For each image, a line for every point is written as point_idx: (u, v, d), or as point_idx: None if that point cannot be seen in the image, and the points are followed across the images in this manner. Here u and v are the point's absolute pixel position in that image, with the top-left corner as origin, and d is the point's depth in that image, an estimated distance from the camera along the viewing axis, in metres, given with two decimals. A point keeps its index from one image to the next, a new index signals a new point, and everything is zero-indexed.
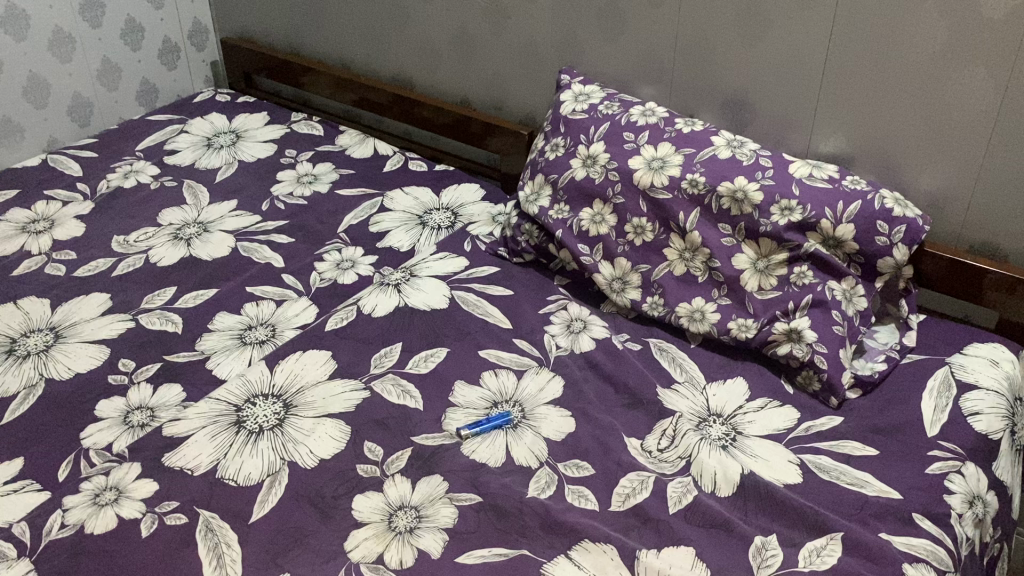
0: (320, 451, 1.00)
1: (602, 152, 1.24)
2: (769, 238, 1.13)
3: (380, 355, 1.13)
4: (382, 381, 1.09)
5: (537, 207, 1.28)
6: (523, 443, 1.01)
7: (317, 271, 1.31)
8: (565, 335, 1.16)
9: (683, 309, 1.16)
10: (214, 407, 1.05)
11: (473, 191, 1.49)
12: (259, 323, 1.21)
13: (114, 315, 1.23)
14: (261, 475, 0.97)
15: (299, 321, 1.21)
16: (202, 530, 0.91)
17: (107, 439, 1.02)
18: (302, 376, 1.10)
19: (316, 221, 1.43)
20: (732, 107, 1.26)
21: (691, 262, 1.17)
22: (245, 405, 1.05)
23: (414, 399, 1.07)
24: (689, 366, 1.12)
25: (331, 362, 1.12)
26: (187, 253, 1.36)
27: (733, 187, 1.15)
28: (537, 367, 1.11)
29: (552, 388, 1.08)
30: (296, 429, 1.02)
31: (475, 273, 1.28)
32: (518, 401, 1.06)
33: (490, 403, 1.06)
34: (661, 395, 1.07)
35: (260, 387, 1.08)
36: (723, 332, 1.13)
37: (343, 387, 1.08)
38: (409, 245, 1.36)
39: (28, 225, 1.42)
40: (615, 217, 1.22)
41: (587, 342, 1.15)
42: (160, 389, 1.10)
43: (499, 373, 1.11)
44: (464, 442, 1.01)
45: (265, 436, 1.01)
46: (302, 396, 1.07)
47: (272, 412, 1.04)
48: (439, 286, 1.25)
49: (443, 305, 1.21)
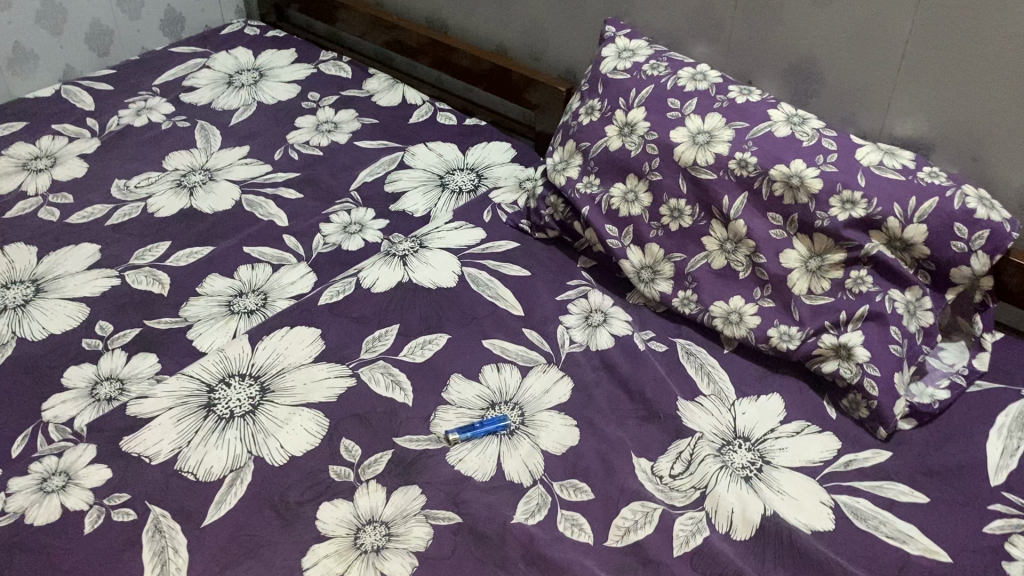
0: (291, 446, 0.90)
1: (642, 120, 1.09)
2: (825, 235, 0.97)
3: (373, 337, 1.02)
4: (370, 368, 0.98)
5: (564, 177, 1.14)
6: (517, 456, 0.89)
7: (321, 233, 1.20)
8: (582, 328, 1.04)
9: (718, 309, 1.02)
10: (186, 384, 0.96)
11: (503, 153, 1.36)
12: (251, 290, 1.11)
13: (100, 270, 1.14)
14: (223, 471, 0.87)
15: (294, 290, 1.11)
16: (150, 532, 0.82)
17: (69, 413, 0.95)
18: (284, 356, 0.99)
19: (329, 176, 1.31)
20: (796, 75, 1.09)
21: (732, 255, 1.02)
22: (218, 385, 0.95)
23: (404, 393, 0.96)
24: (719, 376, 0.98)
25: (319, 341, 1.01)
26: (188, 204, 1.26)
27: (788, 171, 0.99)
28: (545, 365, 0.99)
29: (558, 391, 0.96)
30: (269, 419, 0.92)
31: (492, 247, 1.15)
32: (518, 403, 0.95)
33: (486, 403, 0.95)
34: (681, 409, 0.94)
35: (238, 366, 0.98)
36: (762, 339, 0.99)
37: (328, 372, 0.98)
38: (425, 210, 1.24)
39: (29, 163, 1.34)
40: (650, 196, 1.07)
41: (606, 340, 1.02)
42: (135, 358, 1.01)
43: (502, 368, 0.99)
44: (451, 448, 0.90)
45: (234, 424, 0.92)
46: (281, 379, 0.96)
47: (246, 396, 0.95)
48: (450, 260, 1.13)
49: (450, 284, 1.09)
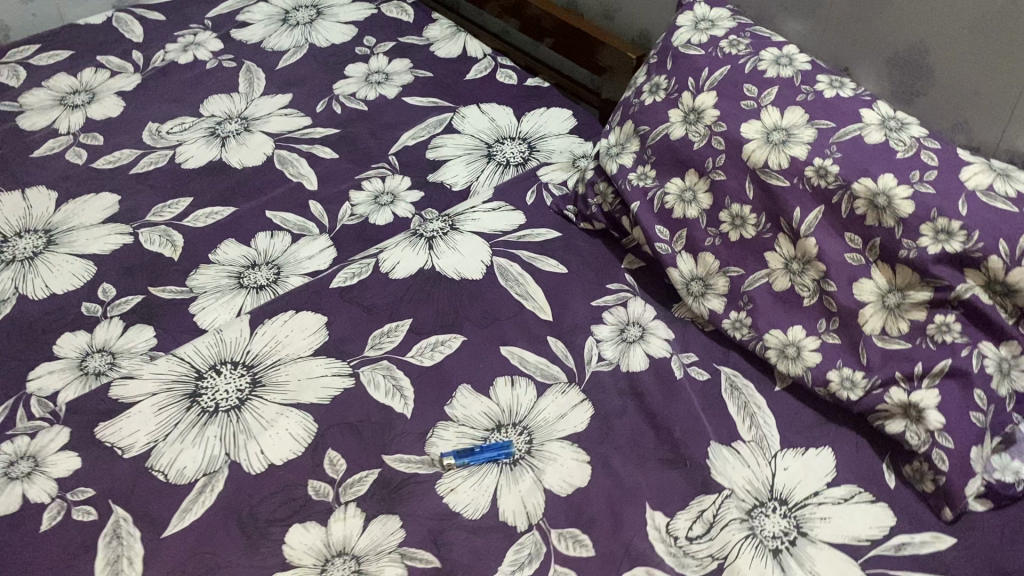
0: (272, 454, 0.82)
1: (710, 106, 0.94)
2: (909, 267, 0.81)
3: (383, 331, 0.93)
4: (372, 368, 0.89)
5: (617, 164, 1.00)
6: (516, 493, 0.79)
7: (350, 202, 1.11)
8: (614, 343, 0.92)
9: (773, 340, 0.88)
10: (174, 367, 0.89)
11: (561, 123, 1.22)
12: (265, 262, 1.03)
13: (115, 225, 1.08)
14: (196, 473, 0.80)
15: (309, 266, 1.02)
16: (108, 537, 0.76)
17: (54, 386, 0.89)
18: (284, 345, 0.91)
19: (369, 135, 1.21)
20: (901, 67, 0.91)
21: (797, 278, 0.88)
22: (207, 373, 0.88)
23: (403, 402, 0.86)
24: (763, 418, 0.85)
25: (322, 331, 0.92)
26: (218, 156, 1.18)
27: (874, 188, 0.83)
28: (566, 384, 0.88)
29: (574, 418, 0.85)
30: (254, 418, 0.85)
31: (529, 236, 1.03)
32: (527, 427, 0.84)
33: (492, 424, 0.84)
34: (712, 455, 0.81)
35: (232, 351, 0.90)
36: (819, 382, 0.85)
37: (325, 369, 0.89)
38: (465, 184, 1.13)
39: (67, 97, 1.29)
40: (709, 198, 0.93)
41: (639, 361, 0.90)
42: (132, 330, 0.95)
43: (516, 383, 0.88)
44: (444, 475, 0.80)
45: (217, 420, 0.84)
46: (275, 372, 0.88)
47: (234, 388, 0.87)
48: (481, 247, 1.01)
49: (475, 276, 0.98)
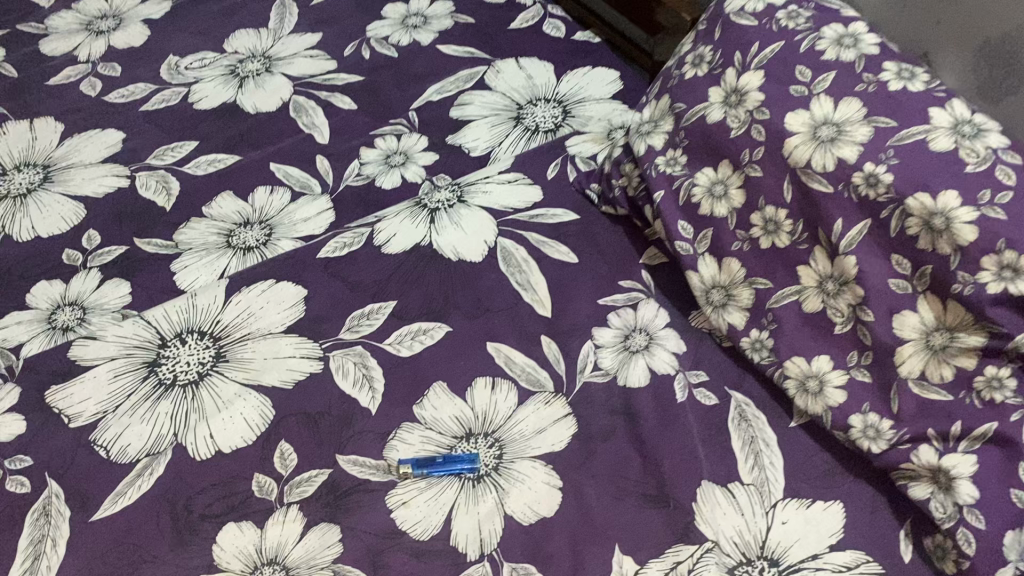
0: (221, 441, 0.76)
1: (755, 88, 0.79)
2: (963, 306, 0.66)
3: (363, 312, 0.85)
4: (343, 354, 0.81)
5: (646, 145, 0.88)
6: (472, 515, 0.71)
7: (359, 160, 1.02)
8: (615, 351, 0.81)
9: (793, 369, 0.76)
10: (139, 331, 0.83)
11: (605, 85, 1.10)
12: (258, 220, 0.96)
13: (114, 165, 1.02)
14: (139, 453, 0.75)
15: (303, 230, 0.94)
16: (37, 513, 0.72)
17: (19, 338, 0.85)
18: (256, 318, 0.84)
19: (393, 87, 1.12)
20: (989, 58, 0.76)
21: (831, 300, 0.75)
22: (171, 341, 0.82)
23: (371, 396, 0.79)
24: (770, 459, 0.74)
25: (299, 306, 0.85)
26: (233, 98, 1.10)
27: (930, 206, 0.67)
28: (552, 394, 0.78)
29: (554, 435, 0.76)
30: (210, 397, 0.78)
31: (543, 217, 0.93)
32: (499, 439, 0.75)
33: (461, 431, 0.76)
34: (701, 497, 0.71)
35: (201, 320, 0.84)
36: (838, 426, 0.73)
37: (294, 350, 0.82)
38: (485, 150, 1.03)
39: (94, 22, 1.23)
40: (741, 196, 0.80)
41: (639, 376, 0.79)
42: (107, 284, 0.90)
43: (497, 386, 0.79)
44: (398, 483, 0.73)
45: (171, 394, 0.78)
46: (241, 348, 0.82)
47: (196, 361, 0.81)
48: (487, 225, 0.91)
49: (475, 260, 0.88)
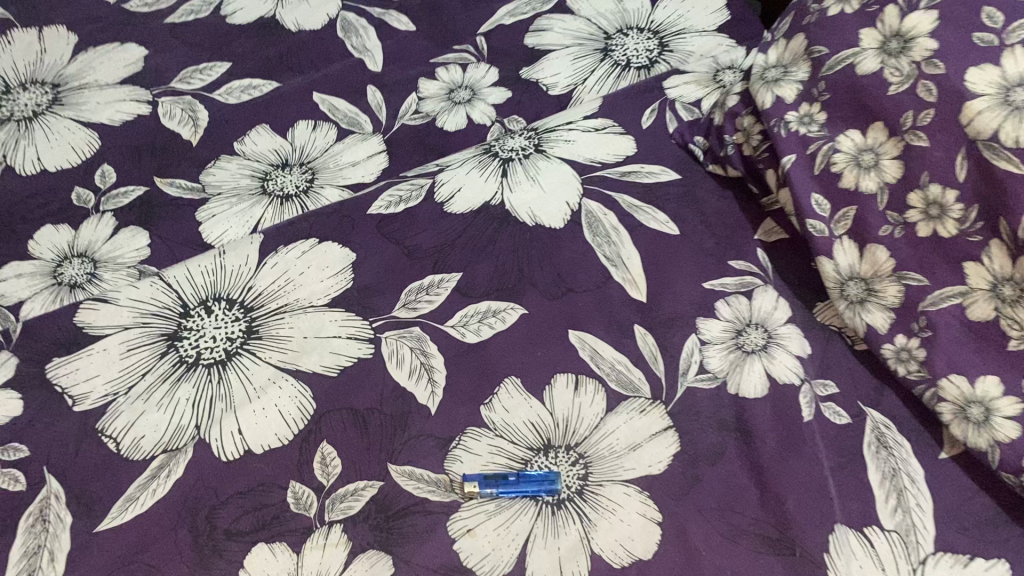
0: (251, 438, 0.63)
1: (925, 33, 0.62)
2: None
3: (422, 285, 0.71)
4: (398, 337, 0.68)
5: (773, 96, 0.71)
6: (552, 551, 0.59)
7: (417, 94, 0.87)
8: (724, 350, 0.67)
9: (949, 392, 0.61)
10: (157, 295, 0.70)
11: (711, 13, 0.93)
12: (298, 163, 0.82)
13: (134, 88, 0.88)
14: (154, 449, 0.63)
15: (351, 177, 0.80)
16: (33, 517, 0.60)
17: (19, 295, 0.73)
18: (295, 286, 0.71)
19: (459, 6, 0.95)
20: None
21: (1008, 309, 0.59)
22: (195, 310, 0.69)
23: (429, 391, 0.66)
24: (917, 500, 0.60)
25: (346, 274, 0.72)
26: (270, 11, 0.94)
27: None
28: (647, 400, 0.65)
29: (652, 453, 0.63)
30: (239, 383, 0.66)
31: (636, 174, 0.77)
32: (584, 456, 0.62)
33: (538, 443, 0.63)
34: (833, 546, 0.58)
35: (230, 285, 0.71)
36: (1008, 468, 0.59)
37: (339, 329, 0.69)
38: (567, 87, 0.87)
39: None
40: (898, 169, 0.64)
41: (755, 385, 0.65)
42: (121, 233, 0.77)
43: (581, 387, 0.65)
44: (461, 505, 0.61)
45: (193, 377, 0.66)
46: (276, 323, 0.69)
47: (223, 336, 0.68)
48: (569, 181, 0.76)
49: (555, 225, 0.74)
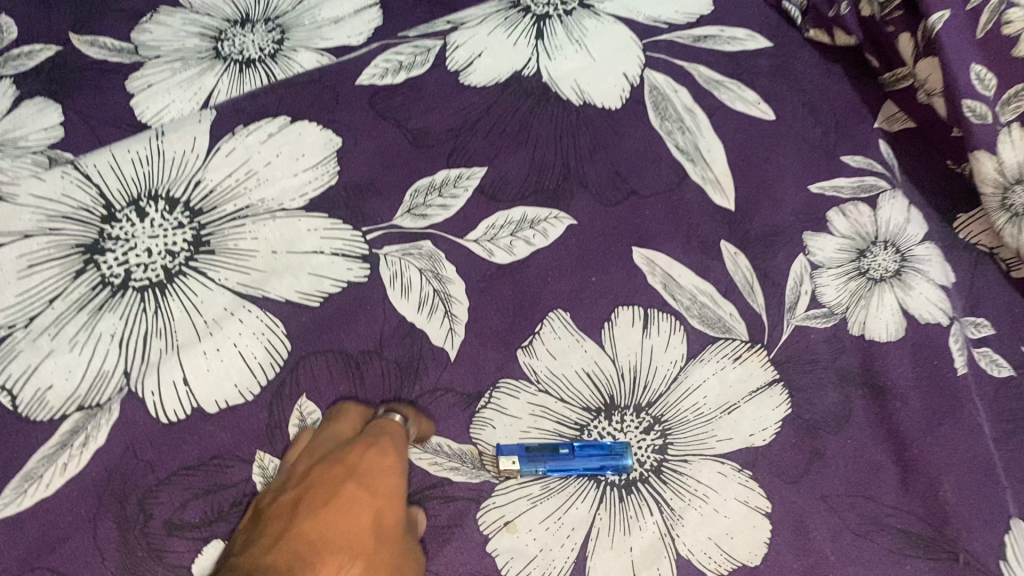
0: (201, 392, 0.46)
1: None
2: None
3: (434, 183, 0.53)
4: (403, 252, 0.50)
5: None
6: (622, 553, 0.43)
7: None
8: (842, 277, 0.50)
9: None
10: (70, 191, 0.51)
11: None
12: (261, 17, 0.60)
13: None
14: (65, 404, 0.45)
15: (334, 37, 0.59)
16: None
17: None
18: (260, 181, 0.52)
19: None
20: None
21: None
22: (123, 213, 0.50)
23: (447, 328, 0.48)
24: None
25: (330, 166, 0.53)
26: None
27: None
28: (743, 344, 0.48)
29: (753, 418, 0.46)
30: (184, 314, 0.48)
31: (714, 40, 0.58)
32: (661, 422, 0.46)
33: (596, 401, 0.47)
34: (1009, 551, 0.42)
35: (171, 179, 0.52)
36: None
37: (320, 242, 0.50)
38: None
39: None
40: None
41: (886, 324, 0.49)
42: (24, 107, 0.56)
43: (653, 324, 0.49)
44: (496, 486, 0.44)
45: (120, 306, 0.48)
46: (235, 231, 0.50)
47: (162, 249, 0.49)
48: (627, 47, 0.58)
49: (611, 105, 0.56)
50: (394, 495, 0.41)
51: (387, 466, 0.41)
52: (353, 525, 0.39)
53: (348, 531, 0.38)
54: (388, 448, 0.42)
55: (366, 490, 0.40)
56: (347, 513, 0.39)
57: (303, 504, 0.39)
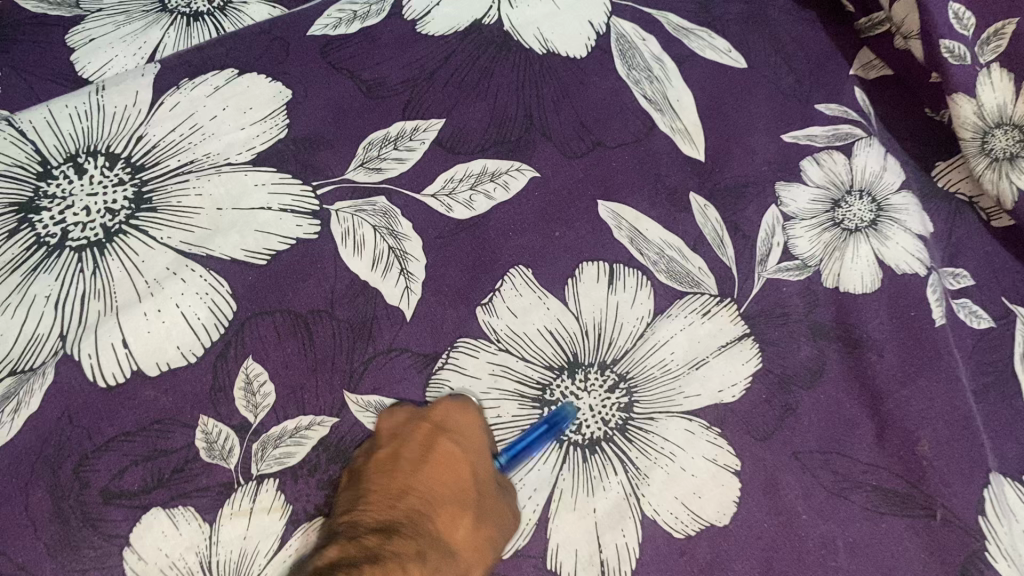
0: (142, 354, 0.43)
1: None
2: None
3: (389, 136, 0.50)
4: (356, 206, 0.48)
5: None
6: (586, 514, 0.41)
7: None
8: (815, 229, 0.48)
9: None
10: (4, 147, 0.48)
11: None
12: None
13: None
14: None
15: None
16: None
17: None
18: (205, 135, 0.49)
19: None
20: None
21: None
22: (60, 169, 0.48)
23: (402, 287, 0.46)
24: None
25: (279, 120, 0.50)
26: None
27: None
28: (712, 299, 0.46)
29: (722, 374, 0.44)
30: (125, 274, 0.45)
31: None
32: (626, 379, 0.44)
33: (559, 359, 0.44)
34: (988, 506, 0.41)
35: (110, 134, 0.49)
36: None
37: (269, 198, 0.48)
38: None
39: None
40: None
41: (861, 276, 0.47)
42: None
43: (618, 279, 0.46)
44: None
45: (56, 266, 0.45)
46: (178, 188, 0.48)
47: (101, 207, 0.47)
48: None
49: (575, 54, 0.53)
50: (485, 460, 0.41)
51: (481, 436, 0.42)
52: (451, 491, 0.40)
53: (446, 495, 0.39)
54: (478, 413, 0.42)
55: (467, 455, 0.41)
56: (446, 479, 0.40)
57: (402, 464, 0.40)
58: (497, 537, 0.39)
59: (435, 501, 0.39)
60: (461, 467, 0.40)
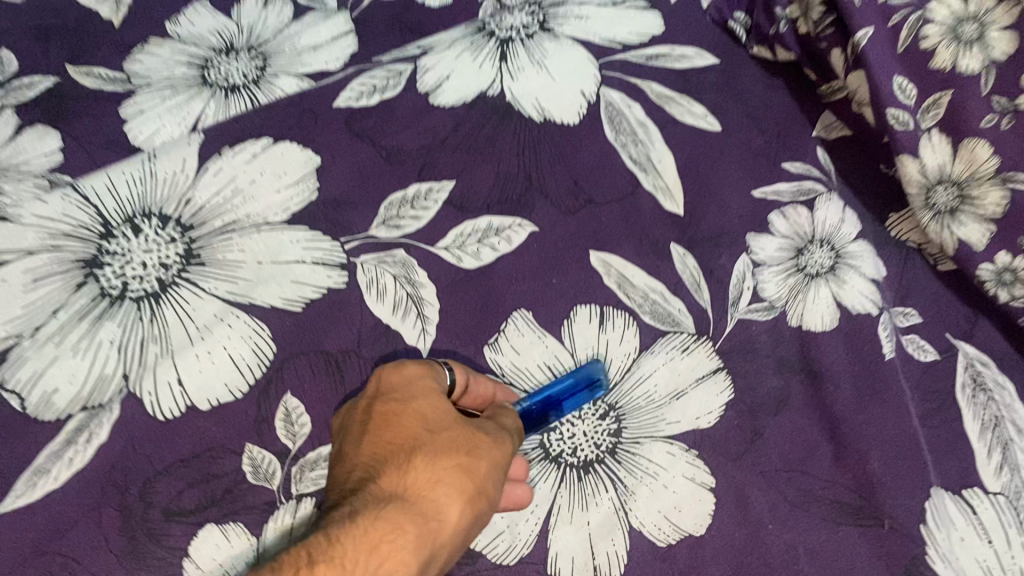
0: (194, 391, 0.50)
1: None
2: None
3: (407, 196, 0.57)
4: (378, 259, 0.55)
5: None
6: (581, 526, 0.48)
7: None
8: (781, 274, 0.55)
9: None
10: (70, 211, 0.55)
11: None
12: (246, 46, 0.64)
13: None
14: (70, 406, 0.49)
15: (314, 63, 0.63)
16: None
17: None
18: (245, 197, 0.56)
19: None
20: None
21: None
22: (118, 229, 0.54)
23: (419, 329, 0.53)
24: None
25: (310, 183, 0.57)
26: None
27: None
28: (690, 337, 0.53)
29: (699, 403, 0.51)
30: (177, 321, 0.52)
31: (667, 58, 0.63)
32: (615, 408, 0.51)
33: None
34: (928, 516, 0.47)
35: (161, 198, 0.56)
36: None
37: (302, 252, 0.55)
38: None
39: None
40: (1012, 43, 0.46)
41: (821, 315, 0.53)
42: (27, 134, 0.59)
43: (608, 321, 0.53)
44: None
45: (118, 314, 0.52)
46: (222, 245, 0.55)
47: (155, 262, 0.54)
48: (584, 67, 0.62)
49: (570, 122, 0.60)
50: (433, 407, 0.44)
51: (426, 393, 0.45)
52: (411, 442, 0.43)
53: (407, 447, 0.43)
54: (421, 376, 0.46)
55: (410, 411, 0.44)
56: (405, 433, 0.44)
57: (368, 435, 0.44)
58: (469, 467, 0.42)
59: (396, 456, 0.43)
60: (406, 418, 0.44)
